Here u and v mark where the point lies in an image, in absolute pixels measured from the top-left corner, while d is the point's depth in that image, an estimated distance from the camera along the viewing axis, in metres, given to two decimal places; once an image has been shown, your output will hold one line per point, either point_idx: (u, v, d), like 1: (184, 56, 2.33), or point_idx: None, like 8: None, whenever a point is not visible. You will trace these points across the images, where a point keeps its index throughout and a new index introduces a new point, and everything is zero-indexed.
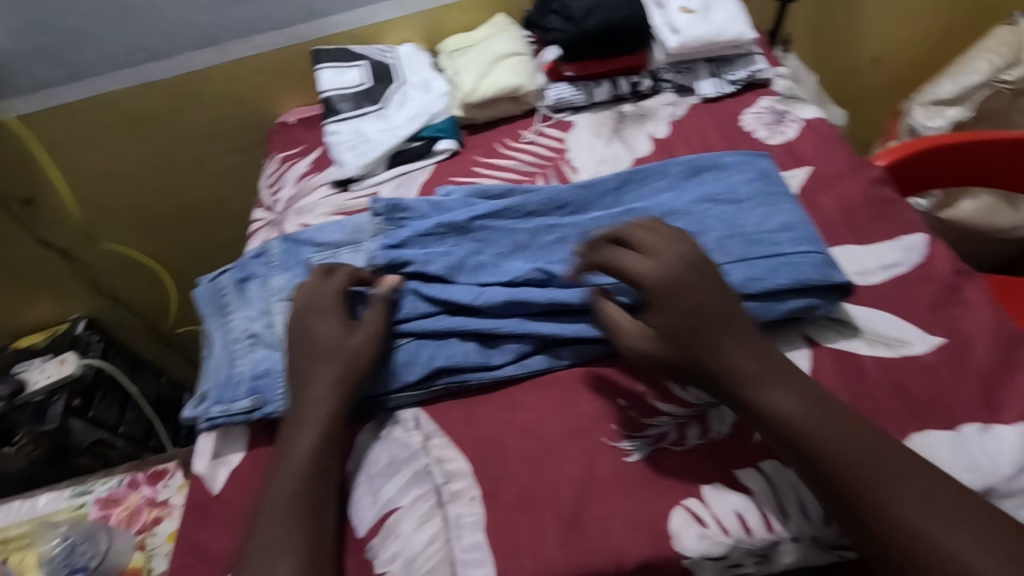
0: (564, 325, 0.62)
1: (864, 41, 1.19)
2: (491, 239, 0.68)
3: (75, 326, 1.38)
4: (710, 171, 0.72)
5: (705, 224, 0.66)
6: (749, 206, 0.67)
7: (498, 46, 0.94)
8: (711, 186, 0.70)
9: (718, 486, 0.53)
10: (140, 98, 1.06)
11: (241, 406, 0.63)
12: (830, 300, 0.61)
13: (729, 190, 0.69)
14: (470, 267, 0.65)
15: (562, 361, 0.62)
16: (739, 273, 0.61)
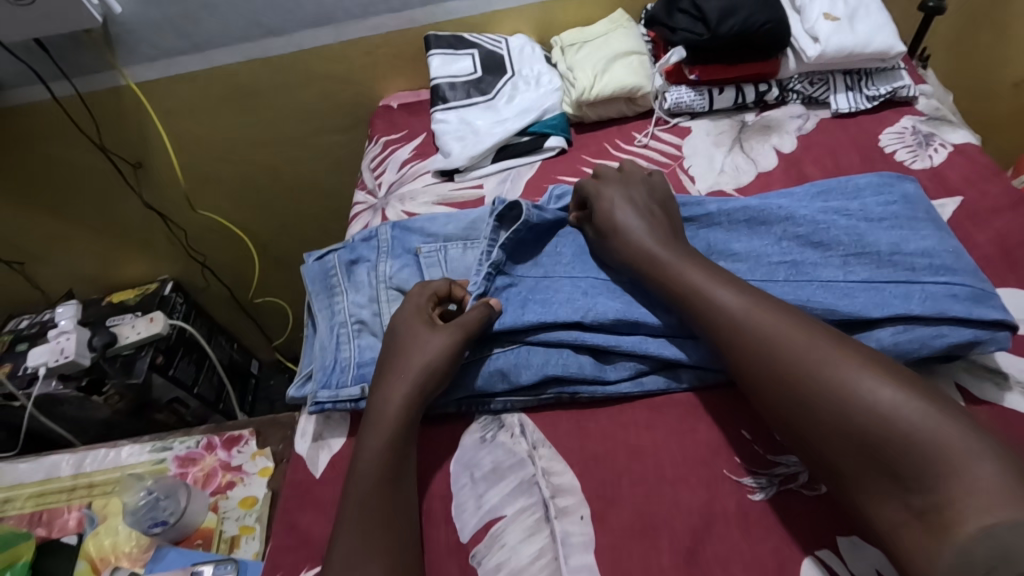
0: (683, 350, 0.58)
1: (1010, 61, 1.09)
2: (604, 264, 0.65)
3: (163, 287, 1.43)
4: (846, 193, 0.67)
5: (831, 240, 0.61)
6: (883, 226, 0.62)
7: (616, 43, 0.90)
8: (840, 207, 0.65)
9: (854, 540, 0.49)
10: (252, 71, 1.09)
11: (349, 394, 0.62)
12: (995, 335, 0.54)
13: (864, 214, 0.64)
14: (575, 278, 0.64)
15: (678, 384, 0.59)
16: (864, 297, 0.56)
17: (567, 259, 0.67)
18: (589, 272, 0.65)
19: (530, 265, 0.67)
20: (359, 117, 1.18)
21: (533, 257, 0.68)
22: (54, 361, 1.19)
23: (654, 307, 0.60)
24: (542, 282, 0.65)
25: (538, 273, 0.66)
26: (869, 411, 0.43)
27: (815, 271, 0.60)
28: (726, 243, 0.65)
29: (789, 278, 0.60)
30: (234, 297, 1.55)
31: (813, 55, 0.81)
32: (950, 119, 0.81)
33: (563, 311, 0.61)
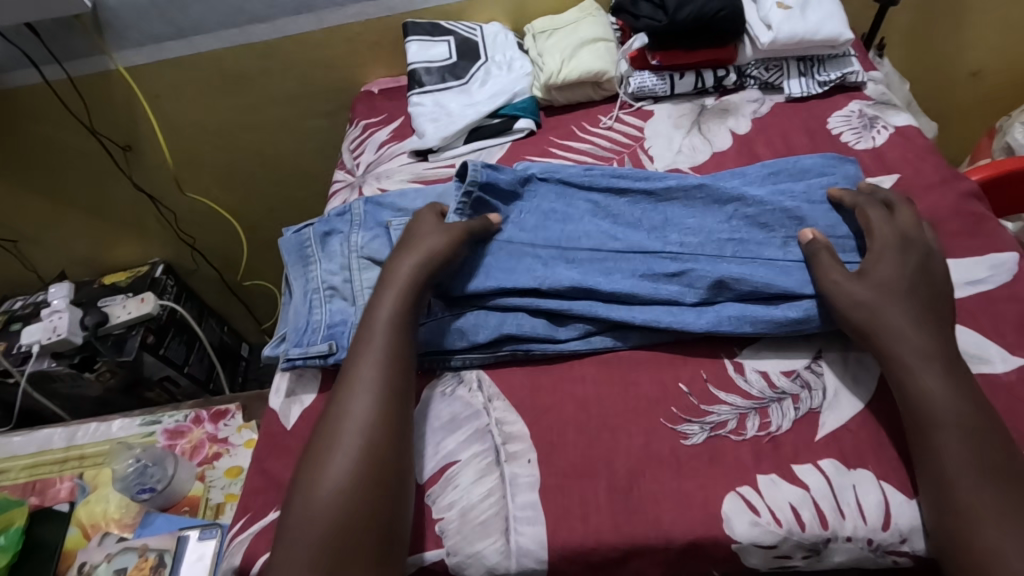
0: (631, 313, 0.62)
1: (966, 51, 1.14)
2: (568, 231, 0.68)
3: (154, 269, 1.47)
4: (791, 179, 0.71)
5: (774, 221, 0.66)
6: (821, 208, 0.67)
7: (584, 30, 0.95)
8: (786, 188, 0.69)
9: (774, 478, 0.53)
10: (238, 58, 1.13)
11: (318, 350, 0.66)
12: None
13: (807, 196, 0.68)
14: (536, 245, 0.67)
15: (623, 344, 0.64)
16: (798, 275, 0.62)
17: (531, 221, 0.70)
18: (551, 239, 0.68)
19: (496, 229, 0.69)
20: (342, 102, 1.22)
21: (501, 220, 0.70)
22: (47, 338, 1.23)
23: (612, 279, 0.64)
24: (504, 248, 0.67)
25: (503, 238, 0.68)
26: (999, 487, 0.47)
27: (759, 249, 0.64)
28: (680, 216, 0.68)
29: (735, 254, 0.64)
30: (224, 281, 1.59)
31: (766, 41, 0.85)
32: (895, 104, 0.85)
33: (523, 277, 0.65)
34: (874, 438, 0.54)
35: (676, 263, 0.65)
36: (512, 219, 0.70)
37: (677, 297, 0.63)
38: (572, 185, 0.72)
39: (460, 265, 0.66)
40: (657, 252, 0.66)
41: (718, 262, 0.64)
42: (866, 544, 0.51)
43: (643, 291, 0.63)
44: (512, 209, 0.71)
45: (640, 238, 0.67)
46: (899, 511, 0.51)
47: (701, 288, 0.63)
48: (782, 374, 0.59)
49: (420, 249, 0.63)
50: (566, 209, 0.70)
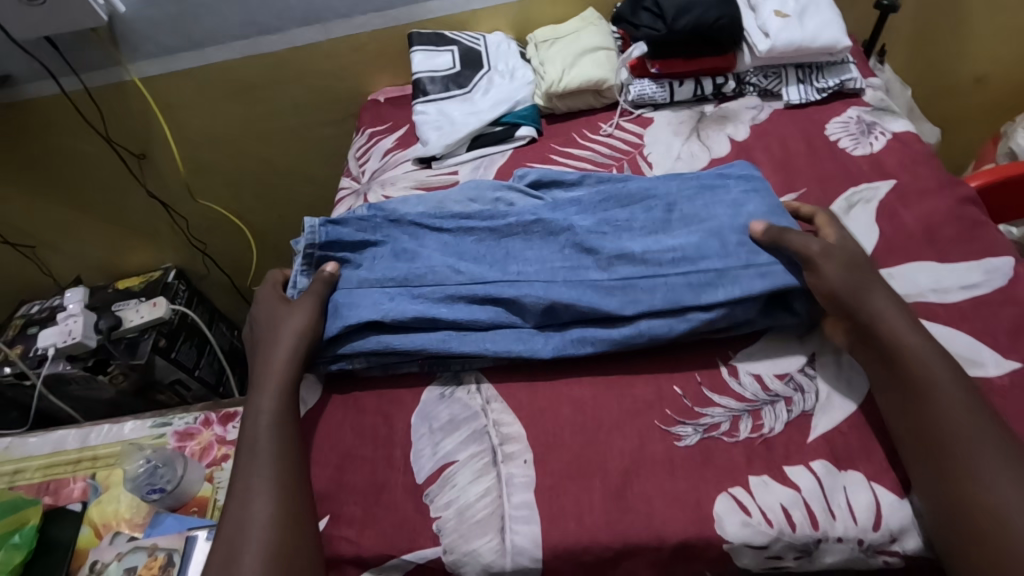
0: (607, 329, 0.63)
1: (970, 57, 1.14)
2: (424, 262, 0.69)
3: (166, 274, 1.50)
4: (719, 184, 0.70)
5: (624, 245, 0.66)
6: (641, 233, 0.68)
7: (585, 39, 0.97)
8: (711, 203, 0.68)
9: (765, 479, 0.54)
10: (248, 67, 1.16)
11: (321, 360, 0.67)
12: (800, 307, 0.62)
13: (734, 211, 0.67)
14: (384, 276, 0.68)
15: (599, 347, 0.63)
16: (744, 278, 0.61)
17: (380, 263, 0.70)
18: (397, 275, 0.68)
19: (350, 272, 0.70)
20: (349, 111, 1.25)
21: (354, 263, 0.71)
22: (63, 341, 1.28)
23: (495, 313, 0.65)
24: (355, 291, 0.68)
25: (353, 280, 0.69)
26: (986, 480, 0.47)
27: (585, 274, 0.66)
28: (521, 249, 0.70)
29: (566, 278, 0.65)
30: (234, 286, 1.62)
31: (763, 49, 0.86)
32: (893, 110, 0.86)
33: (367, 311, 0.65)
34: (866, 440, 0.55)
35: (612, 279, 0.65)
36: (365, 264, 0.71)
37: (610, 309, 0.63)
38: (421, 222, 0.73)
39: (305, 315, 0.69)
40: (582, 277, 0.65)
41: (580, 287, 0.64)
42: (858, 545, 0.51)
43: (622, 306, 0.63)
44: (366, 254, 0.72)
45: (476, 268, 0.68)
46: (890, 512, 0.51)
47: (535, 314, 0.64)
48: (775, 376, 0.60)
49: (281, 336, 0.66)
50: (414, 246, 0.71)
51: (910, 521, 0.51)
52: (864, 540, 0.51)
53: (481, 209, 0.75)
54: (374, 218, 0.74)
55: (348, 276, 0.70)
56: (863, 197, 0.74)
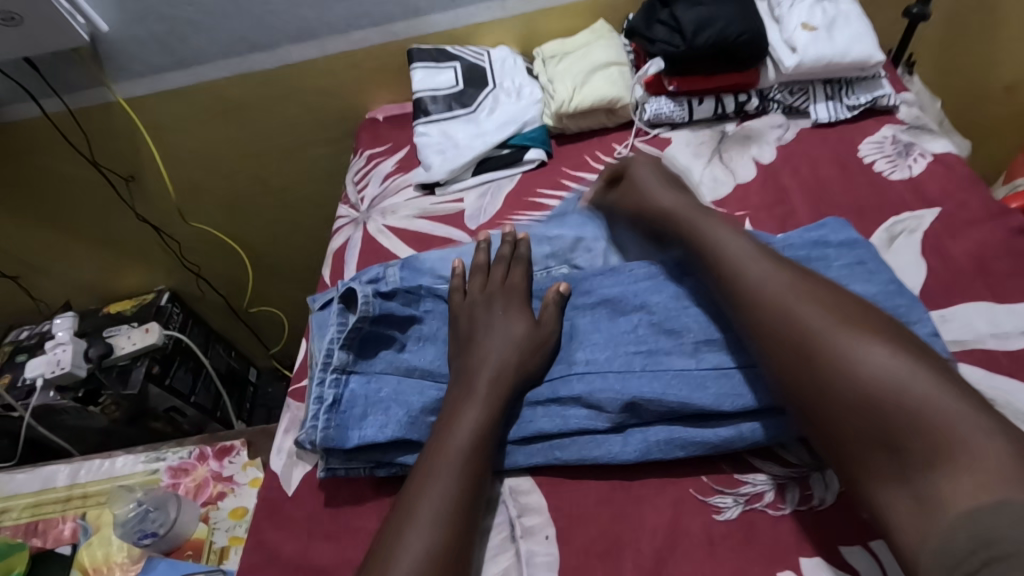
0: (701, 430, 0.54)
1: (1000, 65, 1.08)
2: None
3: (159, 297, 1.45)
4: (816, 256, 0.61)
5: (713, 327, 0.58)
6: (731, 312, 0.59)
7: (596, 55, 0.91)
8: None
9: (818, 561, 0.48)
10: (240, 86, 1.10)
11: (361, 462, 0.58)
12: None
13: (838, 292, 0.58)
14: (434, 365, 0.62)
15: (692, 451, 0.54)
16: None
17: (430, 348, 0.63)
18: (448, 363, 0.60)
19: (393, 354, 0.62)
20: (346, 130, 1.19)
21: (399, 343, 0.63)
22: (51, 372, 1.21)
23: (563, 415, 0.57)
24: (403, 379, 0.61)
25: (400, 366, 0.61)
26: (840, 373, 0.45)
27: (667, 360, 0.57)
28: (588, 331, 0.61)
29: (646, 368, 0.56)
30: (230, 308, 1.56)
31: (790, 65, 0.80)
32: (930, 128, 0.80)
33: (424, 421, 0.58)
34: None
35: (702, 369, 0.56)
36: (411, 344, 0.64)
37: (705, 406, 0.53)
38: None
39: (344, 411, 0.58)
40: (664, 366, 0.56)
41: (663, 378, 0.55)
42: None
43: (721, 402, 0.53)
44: (410, 331, 0.64)
45: (541, 359, 0.59)
46: None
47: (613, 412, 0.55)
48: None
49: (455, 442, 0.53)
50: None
51: None
52: None
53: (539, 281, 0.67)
54: (419, 288, 0.67)
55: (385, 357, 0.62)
56: (906, 226, 0.68)
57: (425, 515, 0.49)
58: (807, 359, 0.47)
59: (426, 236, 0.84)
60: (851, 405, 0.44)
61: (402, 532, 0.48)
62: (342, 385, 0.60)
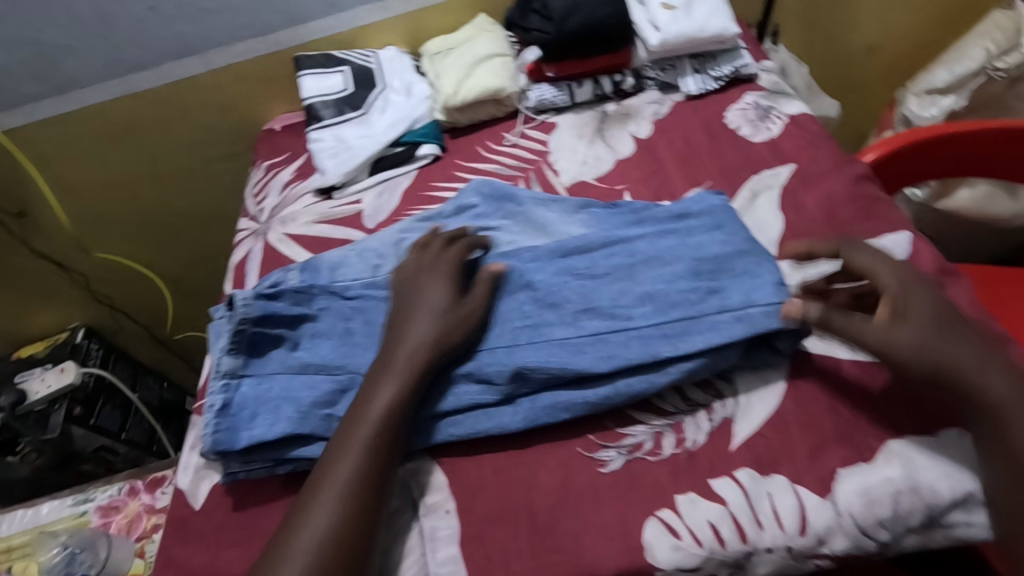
0: (581, 391, 0.57)
1: (858, 29, 1.16)
2: (363, 349, 0.63)
3: (75, 335, 1.38)
4: (680, 227, 0.65)
5: (591, 296, 0.61)
6: (605, 280, 0.62)
7: (478, 48, 0.93)
8: (677, 242, 0.63)
9: (692, 496, 0.52)
10: (125, 108, 1.06)
11: (259, 464, 0.59)
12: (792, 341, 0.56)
13: (698, 251, 0.62)
14: (327, 361, 0.62)
15: (574, 412, 0.57)
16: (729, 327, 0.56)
17: (323, 345, 0.64)
18: (347, 363, 0.62)
19: (286, 354, 0.63)
20: (246, 143, 1.17)
21: (290, 342, 0.64)
22: None
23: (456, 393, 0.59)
24: (297, 377, 0.62)
25: (292, 365, 0.62)
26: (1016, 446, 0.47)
27: (548, 331, 0.59)
28: None
29: (530, 340, 0.59)
30: (153, 336, 1.50)
31: (655, 43, 0.85)
32: (787, 92, 0.86)
33: (316, 414, 0.59)
34: (787, 440, 0.53)
35: (580, 335, 0.59)
36: (304, 342, 0.64)
37: (583, 367, 0.57)
38: (369, 297, 0.67)
39: (235, 414, 0.60)
40: (545, 337, 0.59)
41: (545, 349, 0.58)
42: (788, 553, 0.49)
43: (597, 363, 0.57)
44: (301, 331, 0.65)
45: (459, 340, 0.59)
46: (814, 514, 0.49)
47: (501, 384, 0.58)
48: (696, 385, 0.58)
49: (366, 420, 0.54)
50: (366, 325, 0.65)
51: (845, 532, 0.49)
52: (792, 547, 0.49)
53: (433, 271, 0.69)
54: (310, 287, 0.67)
55: (276, 361, 0.63)
56: (766, 184, 0.74)
57: (336, 491, 0.51)
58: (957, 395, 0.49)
59: (325, 240, 0.84)
60: (985, 440, 0.48)
61: (312, 507, 0.51)
62: (232, 390, 0.61)
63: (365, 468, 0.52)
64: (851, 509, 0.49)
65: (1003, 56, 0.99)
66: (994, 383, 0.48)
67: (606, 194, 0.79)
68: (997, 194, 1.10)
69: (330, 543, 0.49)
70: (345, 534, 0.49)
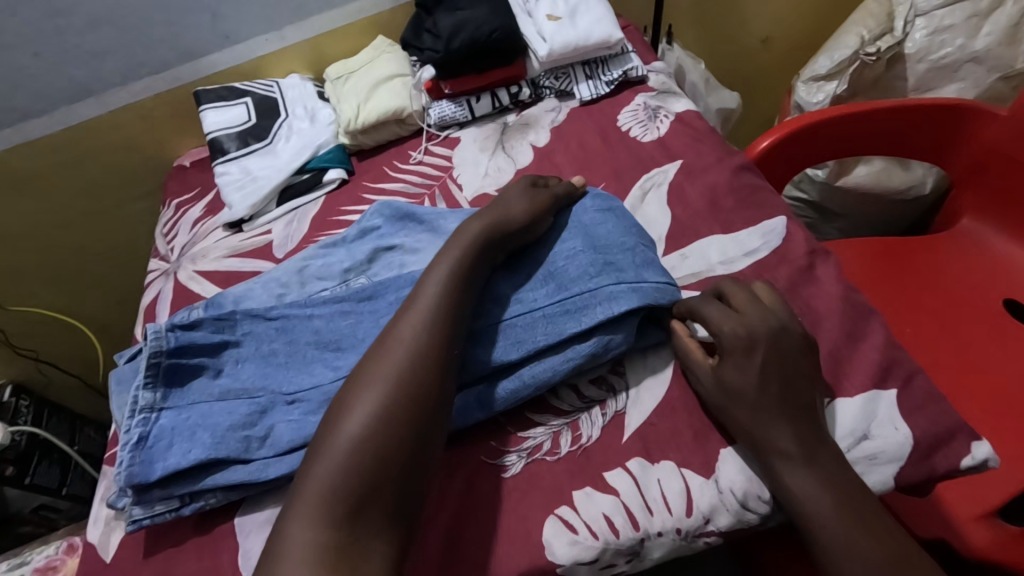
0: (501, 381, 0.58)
1: (749, 22, 1.22)
2: (288, 369, 0.63)
3: (0, 394, 1.30)
4: (569, 212, 0.68)
5: (505, 291, 0.62)
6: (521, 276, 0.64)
7: (377, 71, 0.95)
8: (572, 228, 0.66)
9: (587, 491, 0.54)
10: (24, 157, 1.04)
11: (168, 503, 0.59)
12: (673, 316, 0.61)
13: (594, 230, 0.65)
14: (248, 385, 0.62)
15: (490, 413, 0.58)
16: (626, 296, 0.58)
17: (246, 368, 0.63)
18: (271, 384, 0.62)
19: (207, 382, 0.62)
20: (157, 181, 1.15)
21: (212, 369, 0.63)
22: None
23: None
24: (215, 404, 0.61)
25: (212, 392, 0.61)
26: (790, 477, 0.50)
27: None
28: None
29: None
30: (87, 385, 1.44)
31: (543, 53, 0.87)
32: (675, 91, 0.90)
33: (233, 437, 0.58)
34: (674, 425, 0.57)
35: (491, 323, 0.60)
36: (227, 368, 0.64)
37: (485, 352, 0.58)
38: (291, 316, 0.67)
39: (151, 446, 0.58)
40: None
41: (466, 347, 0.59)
42: (678, 535, 0.52)
43: (505, 351, 0.58)
44: (224, 357, 0.64)
45: (515, 222, 0.64)
46: (699, 494, 0.53)
47: None
48: (590, 382, 0.60)
49: (428, 285, 0.58)
50: (289, 345, 0.65)
51: (727, 508, 0.52)
52: (680, 527, 0.52)
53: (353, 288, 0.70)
54: (231, 313, 0.66)
55: (199, 389, 0.62)
56: (655, 181, 0.77)
57: (395, 347, 0.53)
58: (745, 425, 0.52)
59: (235, 274, 0.84)
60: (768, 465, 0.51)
61: (373, 361, 0.53)
62: (151, 423, 0.59)
63: (397, 386, 0.51)
64: (732, 486, 0.53)
65: (875, 41, 1.06)
66: (772, 443, 0.51)
67: None
68: (891, 168, 1.16)
69: (355, 462, 0.47)
70: (370, 449, 0.48)
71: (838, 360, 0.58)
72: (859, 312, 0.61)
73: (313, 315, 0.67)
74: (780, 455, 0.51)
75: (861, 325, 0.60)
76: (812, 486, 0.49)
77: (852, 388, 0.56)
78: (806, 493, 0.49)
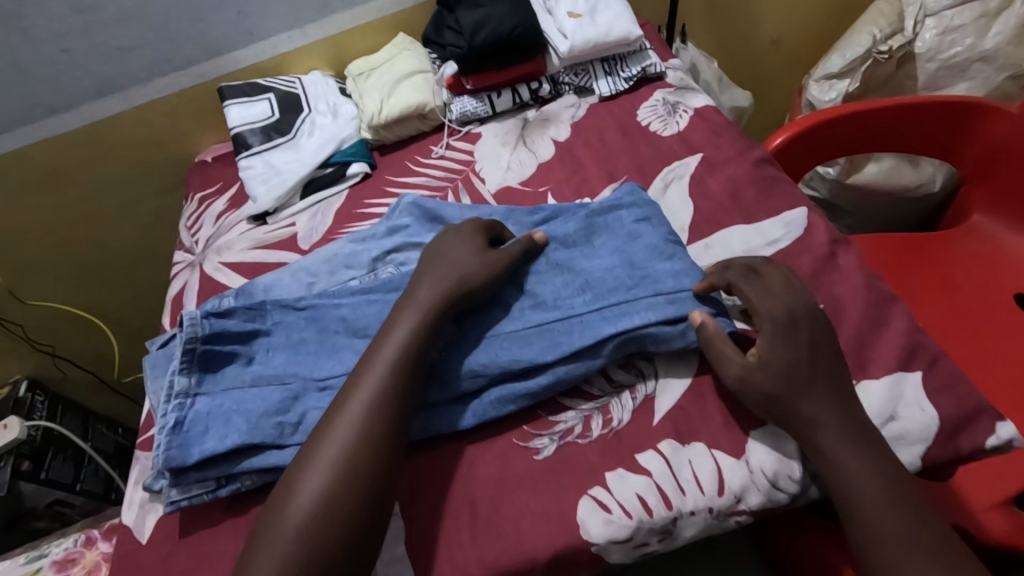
0: (524, 382, 0.59)
1: (761, 22, 1.24)
2: (319, 358, 0.64)
3: (16, 389, 1.30)
4: (612, 218, 0.69)
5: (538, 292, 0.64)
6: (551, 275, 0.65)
7: (399, 67, 0.96)
8: (609, 238, 0.67)
9: (620, 472, 0.55)
10: (47, 151, 1.05)
11: (204, 486, 0.60)
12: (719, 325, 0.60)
13: (631, 240, 0.67)
14: (281, 371, 0.63)
15: (520, 404, 0.59)
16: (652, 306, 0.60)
17: (277, 356, 0.64)
18: (302, 372, 0.63)
19: (241, 368, 0.63)
20: (177, 177, 1.16)
21: (244, 357, 0.64)
22: None
23: None
24: (249, 389, 0.62)
25: (245, 378, 0.62)
26: (840, 459, 0.51)
27: (498, 327, 0.61)
28: None
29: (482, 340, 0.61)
30: (101, 382, 1.45)
31: (564, 49, 0.89)
32: (692, 87, 0.92)
33: (267, 422, 0.59)
34: (704, 407, 0.58)
35: (527, 327, 0.61)
36: (259, 355, 0.64)
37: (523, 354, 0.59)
38: (320, 306, 0.68)
39: (187, 429, 0.59)
40: (496, 331, 0.61)
41: (495, 345, 0.60)
42: (710, 514, 0.53)
43: (543, 353, 0.59)
44: (255, 344, 0.65)
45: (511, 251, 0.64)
46: (730, 474, 0.54)
47: (458, 384, 0.59)
48: (619, 366, 0.62)
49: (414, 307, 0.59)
50: (318, 334, 0.66)
51: (755, 488, 0.54)
52: (712, 506, 0.53)
53: (382, 279, 0.71)
54: (263, 303, 0.67)
55: (232, 376, 0.63)
56: (676, 174, 0.78)
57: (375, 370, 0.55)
58: (809, 411, 0.52)
59: (261, 265, 0.85)
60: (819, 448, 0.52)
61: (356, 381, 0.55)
62: (186, 407, 0.60)
63: (364, 434, 0.52)
64: (763, 467, 0.54)
65: (887, 40, 1.08)
66: (824, 432, 0.52)
67: (530, 196, 0.82)
68: (901, 166, 1.18)
69: (335, 480, 0.50)
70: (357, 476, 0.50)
71: (862, 345, 0.60)
72: (881, 299, 0.63)
73: (342, 306, 0.68)
74: (835, 437, 0.51)
75: (884, 311, 0.62)
76: (862, 465, 0.51)
77: (876, 371, 0.58)
78: (858, 474, 0.50)
